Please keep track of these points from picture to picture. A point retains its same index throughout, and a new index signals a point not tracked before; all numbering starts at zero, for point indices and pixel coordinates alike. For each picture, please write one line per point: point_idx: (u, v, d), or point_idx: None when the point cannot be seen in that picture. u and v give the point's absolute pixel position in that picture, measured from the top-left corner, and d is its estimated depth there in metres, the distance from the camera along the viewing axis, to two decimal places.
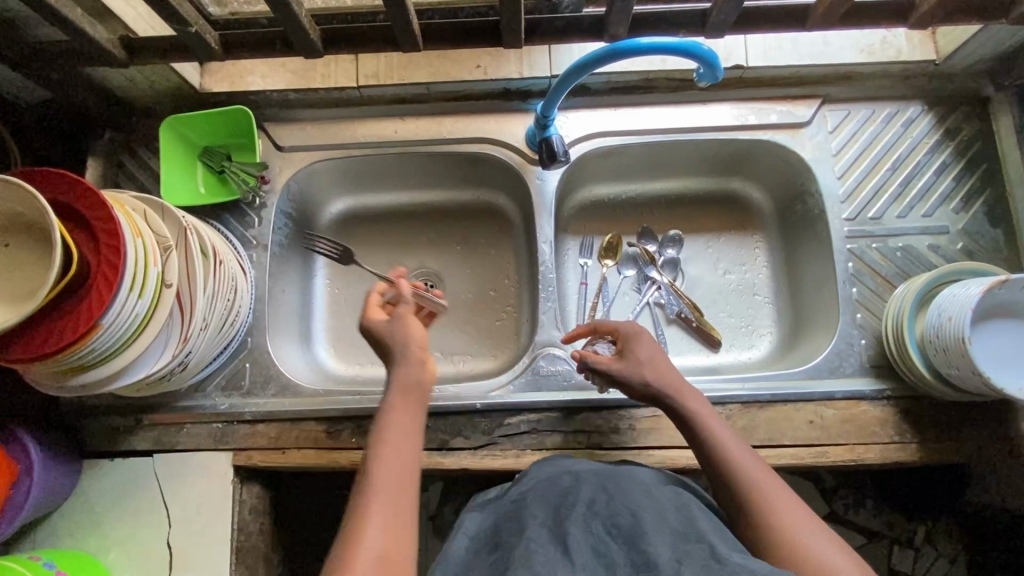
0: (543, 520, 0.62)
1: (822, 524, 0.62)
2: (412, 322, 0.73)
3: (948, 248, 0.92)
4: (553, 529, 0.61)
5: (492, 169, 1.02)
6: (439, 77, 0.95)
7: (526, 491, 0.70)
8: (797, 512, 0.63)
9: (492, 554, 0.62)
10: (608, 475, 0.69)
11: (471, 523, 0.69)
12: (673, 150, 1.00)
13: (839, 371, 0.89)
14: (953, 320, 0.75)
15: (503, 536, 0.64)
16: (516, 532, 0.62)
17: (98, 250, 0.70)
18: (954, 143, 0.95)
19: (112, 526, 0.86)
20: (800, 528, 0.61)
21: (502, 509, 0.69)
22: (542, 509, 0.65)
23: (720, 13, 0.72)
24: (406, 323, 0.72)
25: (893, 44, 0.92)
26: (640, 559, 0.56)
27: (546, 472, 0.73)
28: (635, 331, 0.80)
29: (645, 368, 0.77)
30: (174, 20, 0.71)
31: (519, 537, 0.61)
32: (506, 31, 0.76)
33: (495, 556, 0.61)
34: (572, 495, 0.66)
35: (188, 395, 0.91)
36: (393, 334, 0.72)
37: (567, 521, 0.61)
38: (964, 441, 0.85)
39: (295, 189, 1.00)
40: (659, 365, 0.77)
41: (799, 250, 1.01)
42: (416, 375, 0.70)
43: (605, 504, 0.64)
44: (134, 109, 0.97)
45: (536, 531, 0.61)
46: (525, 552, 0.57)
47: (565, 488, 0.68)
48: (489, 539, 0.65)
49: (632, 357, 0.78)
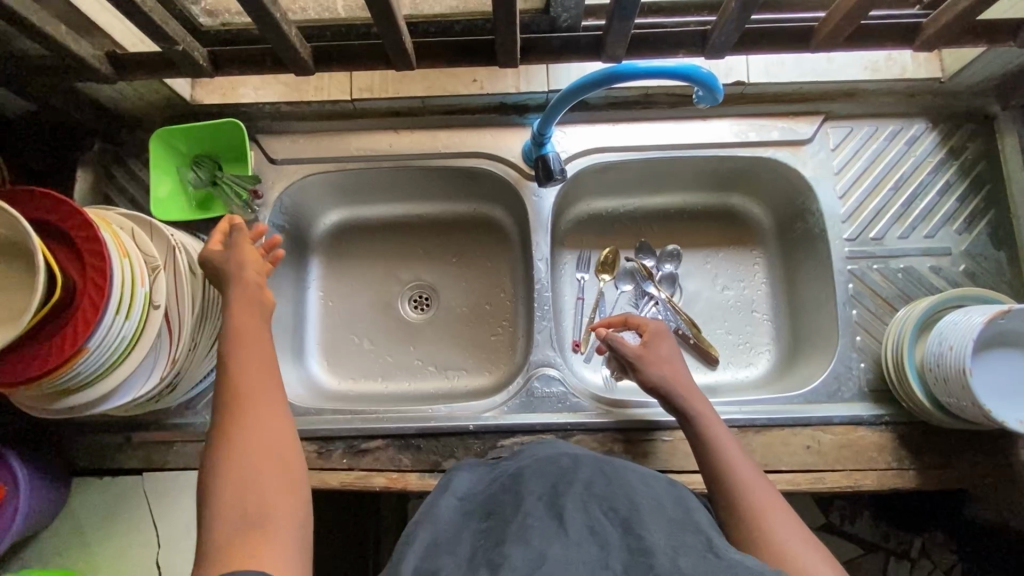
0: (540, 494, 0.61)
1: (805, 530, 0.62)
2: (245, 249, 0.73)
3: (950, 270, 0.91)
4: (549, 502, 0.60)
5: (488, 184, 1.01)
6: (435, 91, 0.93)
7: (523, 466, 0.68)
8: (789, 522, 0.62)
9: (484, 519, 0.63)
10: (607, 461, 0.68)
11: (460, 485, 0.71)
12: (672, 166, 0.98)
13: (838, 395, 0.87)
14: (954, 349, 0.74)
15: (497, 504, 0.64)
16: (512, 504, 0.62)
17: (83, 271, 0.69)
18: (958, 162, 0.93)
19: (100, 545, 0.86)
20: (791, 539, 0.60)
21: (497, 480, 0.69)
22: (540, 484, 0.63)
23: (719, 35, 0.71)
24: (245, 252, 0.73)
25: (897, 62, 0.90)
26: (636, 545, 0.55)
27: (545, 451, 0.71)
28: (664, 334, 0.84)
29: (664, 364, 0.80)
30: (161, 39, 0.70)
31: (516, 510, 0.60)
32: (502, 51, 0.74)
33: (488, 523, 0.62)
34: (570, 473, 0.64)
35: (178, 412, 0.90)
36: (227, 262, 0.72)
37: (564, 499, 0.60)
38: (962, 468, 0.84)
39: (288, 202, 0.99)
40: (674, 364, 0.80)
41: (799, 268, 0.99)
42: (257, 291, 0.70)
43: (603, 487, 0.62)
44: (124, 120, 0.95)
45: (533, 505, 0.60)
46: (520, 527, 0.57)
47: (563, 466, 0.66)
48: (481, 504, 0.66)
49: (651, 349, 0.82)
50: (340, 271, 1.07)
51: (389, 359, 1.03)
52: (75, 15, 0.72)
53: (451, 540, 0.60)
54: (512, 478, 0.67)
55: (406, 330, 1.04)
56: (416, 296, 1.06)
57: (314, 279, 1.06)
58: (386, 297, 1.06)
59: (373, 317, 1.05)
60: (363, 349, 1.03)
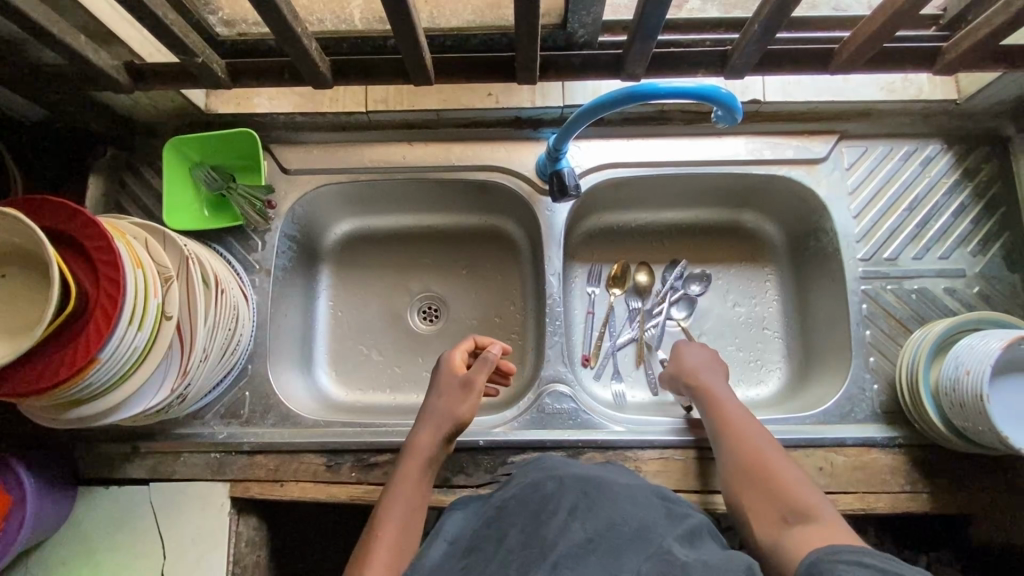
0: (523, 526, 0.63)
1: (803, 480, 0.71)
2: (470, 400, 0.79)
3: (964, 292, 0.91)
4: (530, 535, 0.61)
5: (501, 197, 1.00)
6: (450, 104, 0.93)
7: (511, 497, 0.69)
8: (778, 455, 0.75)
9: (467, 559, 0.63)
10: (589, 479, 0.67)
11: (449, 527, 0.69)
12: (685, 182, 0.98)
13: (850, 416, 0.87)
14: (971, 374, 0.73)
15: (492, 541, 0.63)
16: (496, 541, 0.64)
17: (96, 280, 0.68)
18: (973, 183, 0.93)
19: (104, 555, 0.85)
20: (786, 475, 0.72)
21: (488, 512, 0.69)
22: (523, 515, 0.65)
23: (740, 57, 0.72)
24: (465, 397, 0.79)
25: (913, 84, 0.90)
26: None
27: (532, 476, 0.71)
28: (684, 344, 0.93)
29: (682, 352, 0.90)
30: (181, 52, 0.70)
31: (497, 547, 0.62)
32: (522, 69, 0.74)
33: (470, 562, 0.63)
34: (551, 502, 0.64)
35: (186, 422, 0.90)
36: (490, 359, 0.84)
37: (544, 530, 0.61)
38: (975, 493, 0.83)
39: (300, 212, 0.98)
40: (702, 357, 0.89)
41: (811, 288, 0.99)
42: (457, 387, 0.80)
43: (586, 509, 0.63)
44: (138, 128, 0.95)
45: (514, 541, 0.62)
46: (501, 566, 0.60)
47: (546, 492, 0.66)
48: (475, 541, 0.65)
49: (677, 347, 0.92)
50: (350, 281, 1.06)
51: (398, 370, 1.02)
52: (98, 25, 0.73)
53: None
54: (497, 511, 0.68)
55: (415, 341, 1.04)
56: (425, 307, 1.06)
57: (324, 288, 1.05)
58: (395, 308, 1.05)
59: (382, 327, 1.04)
60: (371, 360, 1.03)
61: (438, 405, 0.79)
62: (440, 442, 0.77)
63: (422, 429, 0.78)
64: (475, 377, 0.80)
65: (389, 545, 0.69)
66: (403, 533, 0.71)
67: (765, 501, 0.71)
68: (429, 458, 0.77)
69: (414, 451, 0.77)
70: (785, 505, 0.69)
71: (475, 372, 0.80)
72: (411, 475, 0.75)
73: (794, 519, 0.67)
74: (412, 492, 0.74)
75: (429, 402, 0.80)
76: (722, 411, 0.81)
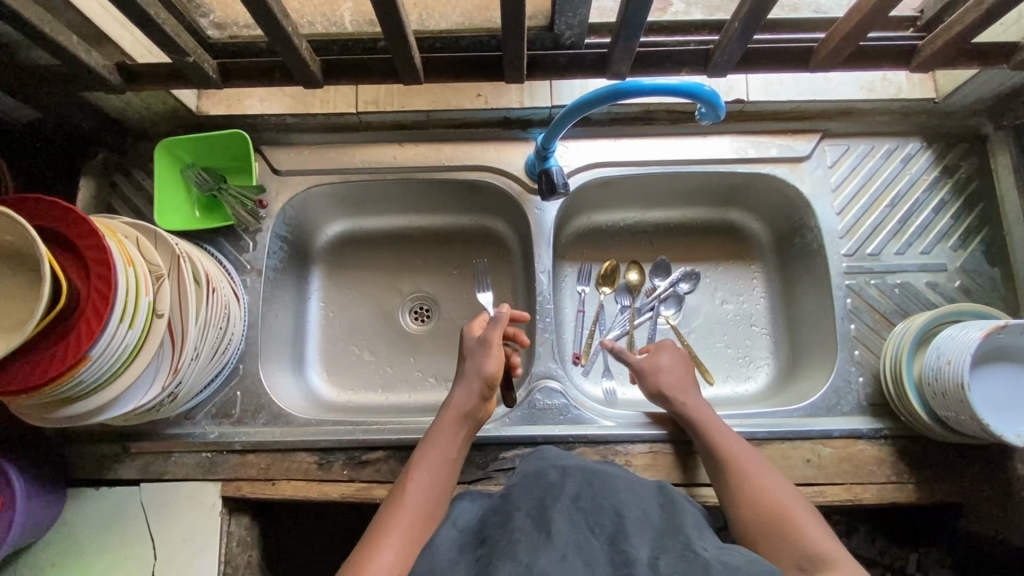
0: (527, 510, 0.62)
1: (812, 511, 0.69)
2: (494, 355, 0.80)
3: (945, 286, 0.93)
4: (536, 518, 0.60)
5: (491, 197, 1.02)
6: (439, 105, 0.94)
7: (512, 484, 0.69)
8: (801, 511, 0.69)
9: (476, 550, 0.61)
10: (595, 472, 0.68)
11: (461, 514, 0.68)
12: (672, 181, 1.00)
13: (836, 409, 0.88)
14: (952, 363, 0.75)
15: (488, 530, 0.63)
16: (491, 528, 0.63)
17: (88, 278, 0.68)
18: (952, 180, 0.95)
19: (94, 558, 0.84)
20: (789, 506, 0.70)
21: (488, 503, 0.69)
22: (528, 498, 0.64)
23: (722, 55, 0.74)
24: (487, 354, 0.80)
25: (892, 83, 0.93)
26: (620, 557, 0.55)
27: (534, 465, 0.72)
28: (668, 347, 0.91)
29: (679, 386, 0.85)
30: (173, 50, 0.71)
31: (503, 530, 0.61)
32: (510, 67, 0.76)
33: (482, 551, 0.60)
34: (556, 488, 0.64)
35: (177, 422, 0.90)
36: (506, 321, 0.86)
37: (550, 511, 0.60)
38: (960, 482, 0.84)
39: (291, 213, 0.99)
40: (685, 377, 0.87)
41: (796, 284, 1.01)
42: (481, 351, 0.81)
43: (588, 497, 0.63)
44: (129, 130, 0.96)
45: (520, 522, 0.60)
46: (509, 544, 0.57)
47: (550, 479, 0.67)
48: (470, 534, 0.65)
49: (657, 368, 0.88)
50: (341, 282, 1.07)
51: (390, 370, 1.03)
52: (89, 26, 0.74)
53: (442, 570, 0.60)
54: (502, 498, 0.68)
55: (407, 341, 1.04)
56: (417, 307, 1.06)
57: (316, 289, 1.06)
58: (387, 308, 1.06)
59: (373, 327, 1.05)
60: (363, 360, 1.03)
61: (469, 363, 0.81)
62: (474, 399, 0.78)
63: (458, 391, 0.80)
64: (492, 334, 0.81)
65: (419, 505, 0.70)
66: (433, 487, 0.72)
67: (784, 552, 0.65)
68: (464, 413, 0.78)
69: (450, 408, 0.79)
70: (801, 552, 0.64)
71: (491, 330, 0.81)
72: (446, 432, 0.77)
73: (808, 565, 0.63)
74: (446, 448, 0.76)
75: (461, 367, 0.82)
76: (736, 456, 0.76)
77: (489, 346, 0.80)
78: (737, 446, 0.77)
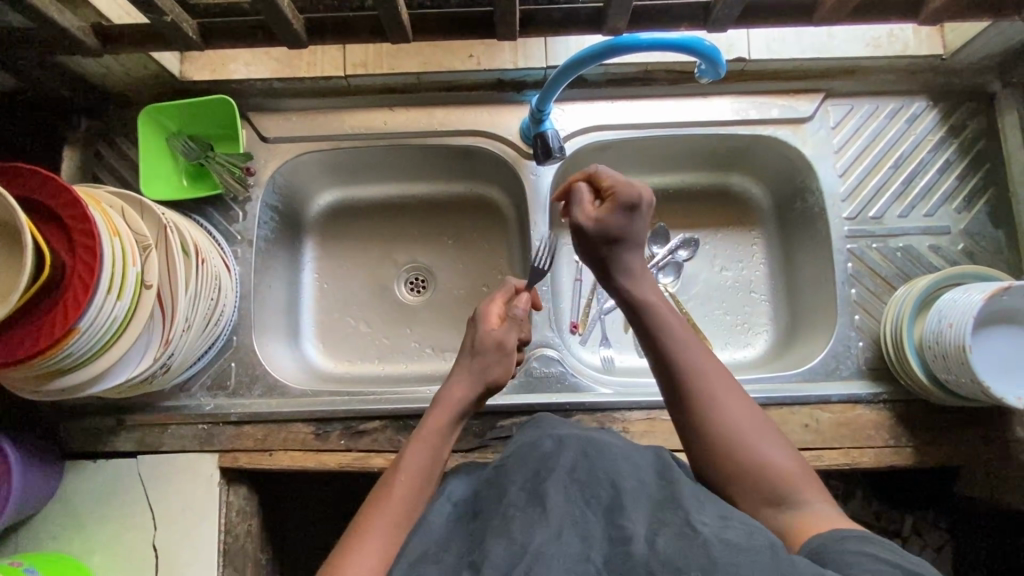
0: (522, 483, 0.61)
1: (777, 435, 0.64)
2: (507, 359, 0.77)
3: (949, 249, 0.91)
4: (531, 493, 0.59)
5: (486, 163, 0.99)
6: (430, 67, 0.91)
7: (508, 455, 0.68)
8: (761, 425, 0.63)
9: (471, 522, 0.61)
10: (590, 438, 0.66)
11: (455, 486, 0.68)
12: (670, 145, 0.97)
13: (836, 373, 0.88)
14: (953, 327, 0.74)
15: (483, 503, 0.62)
16: (490, 496, 0.63)
17: (72, 248, 0.66)
18: (959, 139, 0.93)
19: (94, 529, 0.85)
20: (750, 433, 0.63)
21: (483, 473, 0.68)
22: (523, 471, 0.63)
23: (723, 8, 0.71)
24: (501, 358, 0.76)
25: (899, 39, 0.90)
26: (617, 530, 0.55)
27: (529, 435, 0.71)
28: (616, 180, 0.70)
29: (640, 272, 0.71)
30: (149, 10, 0.68)
31: (499, 505, 0.60)
32: (501, 23, 0.73)
33: (476, 525, 0.60)
34: (552, 458, 0.63)
35: (173, 395, 0.89)
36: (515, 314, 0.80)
37: (546, 486, 0.59)
38: (959, 446, 0.84)
39: (281, 181, 0.97)
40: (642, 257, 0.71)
41: (797, 248, 0.99)
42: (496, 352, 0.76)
43: (584, 470, 0.62)
44: (111, 97, 0.93)
45: (516, 496, 0.59)
46: (503, 521, 0.57)
47: (545, 450, 0.65)
48: (466, 504, 0.65)
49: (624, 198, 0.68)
50: (336, 252, 1.05)
51: (386, 341, 1.02)
52: None
53: (440, 547, 0.59)
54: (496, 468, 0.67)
55: (403, 311, 1.03)
56: (413, 278, 1.05)
57: (310, 260, 1.04)
58: (381, 278, 1.04)
59: (368, 298, 1.04)
60: (358, 331, 1.02)
61: (479, 360, 0.76)
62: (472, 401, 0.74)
63: (457, 386, 0.74)
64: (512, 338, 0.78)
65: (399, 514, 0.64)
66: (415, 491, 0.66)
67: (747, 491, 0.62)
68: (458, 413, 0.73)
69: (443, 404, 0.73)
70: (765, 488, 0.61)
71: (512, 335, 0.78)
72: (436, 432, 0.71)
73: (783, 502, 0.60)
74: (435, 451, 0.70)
75: (463, 359, 0.76)
76: (692, 364, 0.66)
77: (506, 345, 0.77)
78: (691, 350, 0.66)
